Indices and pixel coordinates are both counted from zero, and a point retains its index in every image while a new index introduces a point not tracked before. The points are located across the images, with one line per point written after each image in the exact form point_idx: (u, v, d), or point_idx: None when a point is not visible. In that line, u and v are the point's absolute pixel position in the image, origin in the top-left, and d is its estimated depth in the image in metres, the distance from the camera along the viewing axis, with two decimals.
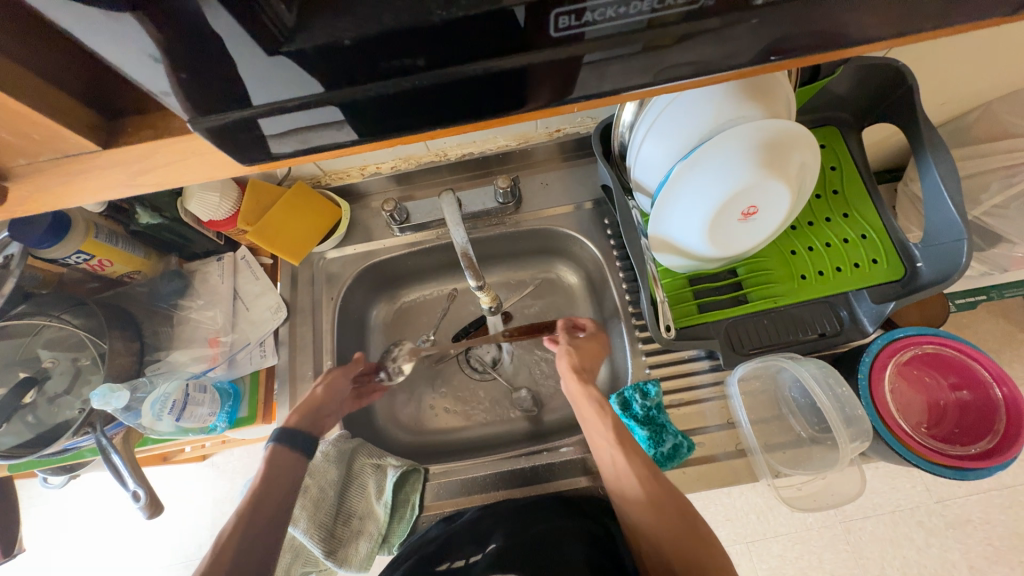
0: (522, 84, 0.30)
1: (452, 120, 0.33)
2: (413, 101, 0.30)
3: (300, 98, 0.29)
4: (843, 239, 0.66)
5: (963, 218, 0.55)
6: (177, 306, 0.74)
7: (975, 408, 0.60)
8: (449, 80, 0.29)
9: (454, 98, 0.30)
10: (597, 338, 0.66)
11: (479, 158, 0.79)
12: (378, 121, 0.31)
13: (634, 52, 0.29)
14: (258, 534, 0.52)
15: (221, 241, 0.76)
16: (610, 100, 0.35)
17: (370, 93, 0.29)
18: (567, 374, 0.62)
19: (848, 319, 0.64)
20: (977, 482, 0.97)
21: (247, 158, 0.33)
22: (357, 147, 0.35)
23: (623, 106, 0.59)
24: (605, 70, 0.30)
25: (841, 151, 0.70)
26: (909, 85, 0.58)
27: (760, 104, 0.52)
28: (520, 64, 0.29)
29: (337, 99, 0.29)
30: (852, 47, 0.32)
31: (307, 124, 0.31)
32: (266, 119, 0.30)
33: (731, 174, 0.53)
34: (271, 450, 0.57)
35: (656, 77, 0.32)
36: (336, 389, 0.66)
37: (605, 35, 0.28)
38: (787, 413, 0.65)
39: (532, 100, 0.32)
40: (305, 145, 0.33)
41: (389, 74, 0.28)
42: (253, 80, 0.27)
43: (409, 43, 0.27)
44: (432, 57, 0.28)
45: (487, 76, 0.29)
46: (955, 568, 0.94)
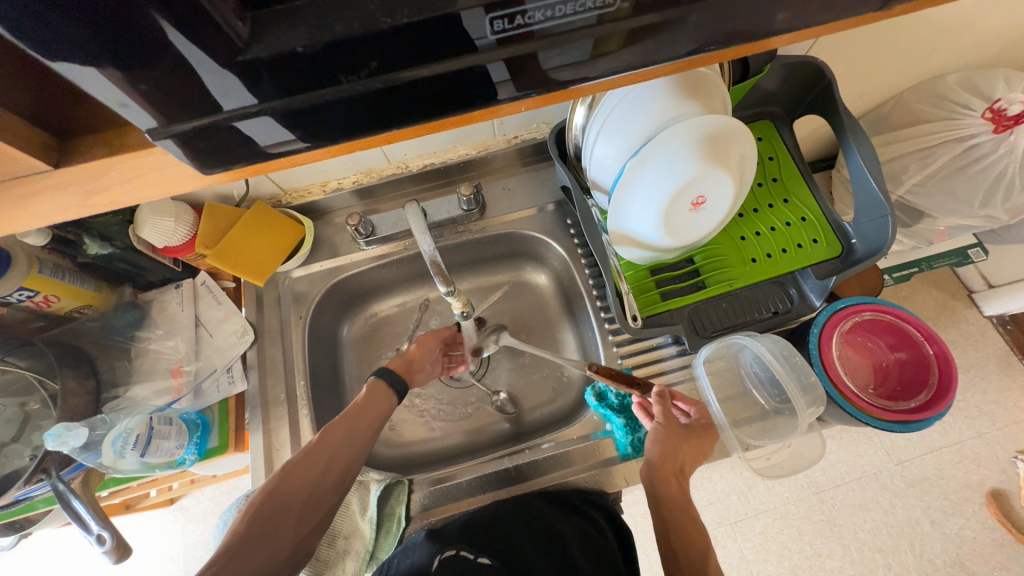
0: (475, 84, 0.32)
1: (403, 123, 0.34)
2: (368, 105, 0.31)
3: (264, 105, 0.29)
4: (786, 222, 0.72)
5: (885, 196, 0.61)
6: (134, 338, 0.71)
7: (912, 365, 0.66)
8: (397, 84, 0.30)
9: (407, 101, 0.32)
10: (699, 436, 0.60)
11: (441, 168, 0.80)
12: (336, 126, 0.32)
13: (572, 53, 0.32)
14: (339, 454, 0.53)
15: (179, 267, 0.74)
16: (551, 98, 0.37)
17: (325, 98, 0.30)
18: (661, 470, 0.56)
19: (796, 296, 0.69)
20: (928, 441, 1.04)
21: (214, 167, 0.33)
22: (318, 153, 0.36)
23: (574, 109, 0.63)
24: (551, 73, 0.33)
25: (776, 142, 0.76)
26: (829, 79, 0.64)
27: (699, 101, 0.56)
28: (469, 64, 0.30)
29: (298, 104, 0.30)
30: (769, 37, 0.35)
31: (274, 133, 0.32)
32: (247, 120, 0.30)
33: (679, 167, 0.57)
34: (374, 381, 0.59)
35: (601, 71, 0.34)
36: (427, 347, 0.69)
37: (543, 35, 0.30)
38: (751, 388, 0.68)
39: (483, 100, 0.34)
40: (275, 151, 0.34)
41: (344, 77, 0.29)
42: (212, 86, 0.28)
43: (357, 47, 0.28)
44: (379, 61, 0.29)
45: (437, 77, 0.31)
46: (919, 525, 1.01)
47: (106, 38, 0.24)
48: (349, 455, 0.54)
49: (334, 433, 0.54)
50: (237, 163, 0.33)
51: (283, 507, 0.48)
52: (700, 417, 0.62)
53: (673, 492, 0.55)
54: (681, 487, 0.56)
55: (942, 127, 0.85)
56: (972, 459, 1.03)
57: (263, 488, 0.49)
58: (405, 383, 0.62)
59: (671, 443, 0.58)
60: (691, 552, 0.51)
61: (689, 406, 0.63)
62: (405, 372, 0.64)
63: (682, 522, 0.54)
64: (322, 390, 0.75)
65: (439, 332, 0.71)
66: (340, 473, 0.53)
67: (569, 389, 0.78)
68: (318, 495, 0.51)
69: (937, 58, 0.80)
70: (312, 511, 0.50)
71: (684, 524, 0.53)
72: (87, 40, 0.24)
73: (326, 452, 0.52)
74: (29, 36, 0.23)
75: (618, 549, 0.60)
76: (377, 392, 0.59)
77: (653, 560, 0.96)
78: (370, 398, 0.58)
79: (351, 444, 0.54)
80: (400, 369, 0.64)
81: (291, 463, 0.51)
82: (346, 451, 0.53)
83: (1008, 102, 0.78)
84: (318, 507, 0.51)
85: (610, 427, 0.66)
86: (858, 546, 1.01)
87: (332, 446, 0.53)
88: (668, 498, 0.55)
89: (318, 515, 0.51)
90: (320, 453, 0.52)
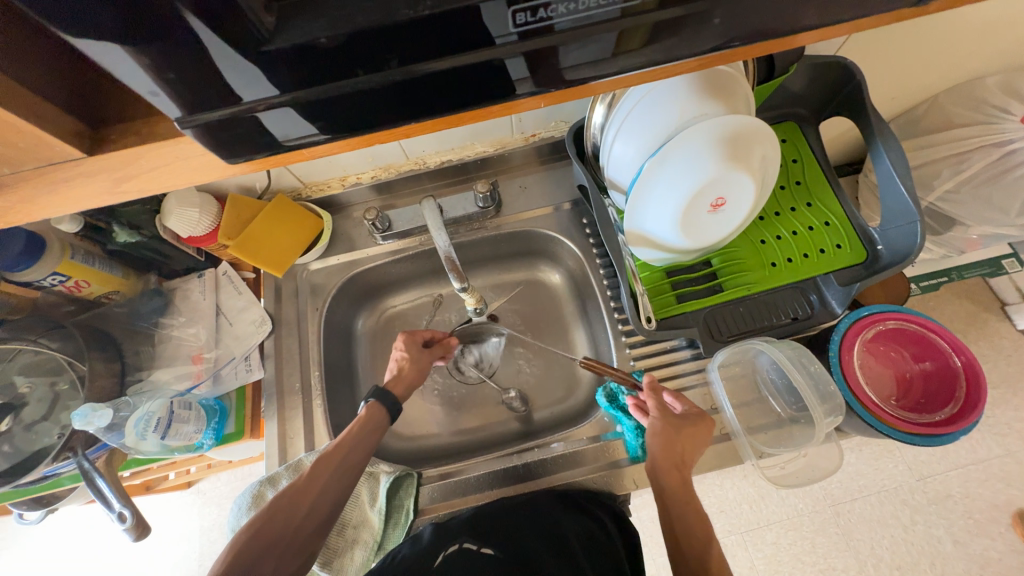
0: (494, 78, 0.32)
1: (423, 116, 0.34)
2: (386, 97, 0.32)
3: (287, 96, 0.30)
4: (808, 227, 0.70)
5: (916, 202, 0.58)
6: (158, 325, 0.73)
7: (938, 377, 0.64)
8: (414, 77, 0.31)
9: (424, 94, 0.32)
10: (696, 424, 0.58)
11: (458, 165, 0.80)
12: (354, 117, 0.33)
13: (594, 45, 0.31)
14: (327, 490, 0.55)
15: (202, 257, 0.76)
16: (570, 95, 0.37)
17: (344, 90, 0.30)
18: (662, 465, 0.55)
19: (817, 302, 0.67)
20: (953, 458, 1.01)
21: (236, 156, 0.34)
22: (339, 144, 0.36)
23: (593, 107, 0.62)
24: (572, 69, 0.33)
25: (801, 144, 0.74)
26: (858, 80, 0.63)
27: (722, 101, 0.55)
28: (488, 58, 0.31)
29: (318, 95, 0.30)
30: (801, 33, 0.34)
31: (295, 124, 0.32)
32: (270, 111, 0.31)
33: (699, 167, 0.56)
34: (368, 408, 0.61)
35: (622, 65, 0.33)
36: (421, 364, 0.69)
37: (566, 29, 0.30)
38: (767, 395, 0.67)
39: (500, 94, 0.34)
40: (296, 141, 0.34)
41: (365, 69, 0.30)
42: (237, 76, 0.28)
43: (375, 40, 0.28)
44: (398, 53, 0.29)
45: (454, 70, 0.31)
46: (940, 544, 0.97)
47: (137, 28, 0.25)
48: (332, 498, 0.55)
49: (322, 471, 0.55)
50: (260, 153, 0.34)
51: (266, 548, 0.49)
52: (692, 407, 0.60)
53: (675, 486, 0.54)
54: (683, 483, 0.54)
55: (977, 131, 0.82)
56: (1002, 479, 0.99)
57: (247, 527, 0.50)
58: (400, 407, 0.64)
59: (670, 436, 0.56)
60: (695, 546, 0.51)
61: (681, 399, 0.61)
62: (405, 396, 0.66)
63: (687, 517, 0.52)
64: (335, 382, 0.76)
65: (414, 336, 0.70)
66: (324, 514, 0.54)
67: (580, 389, 0.78)
68: (303, 537, 0.52)
69: (976, 61, 0.77)
70: (295, 552, 0.51)
71: (689, 517, 0.52)
72: (119, 29, 0.24)
73: (312, 489, 0.54)
74: (68, 25, 0.24)
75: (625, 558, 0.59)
76: (371, 419, 0.61)
77: (662, 565, 0.95)
78: (362, 426, 0.60)
79: (338, 482, 0.56)
80: (402, 393, 0.66)
81: (278, 499, 0.52)
82: (330, 490, 0.55)
83: None
84: (302, 546, 0.52)
85: (621, 429, 0.66)
86: (875, 562, 0.98)
87: (320, 483, 0.55)
88: (671, 492, 0.54)
89: (300, 555, 0.52)
90: (307, 492, 0.54)
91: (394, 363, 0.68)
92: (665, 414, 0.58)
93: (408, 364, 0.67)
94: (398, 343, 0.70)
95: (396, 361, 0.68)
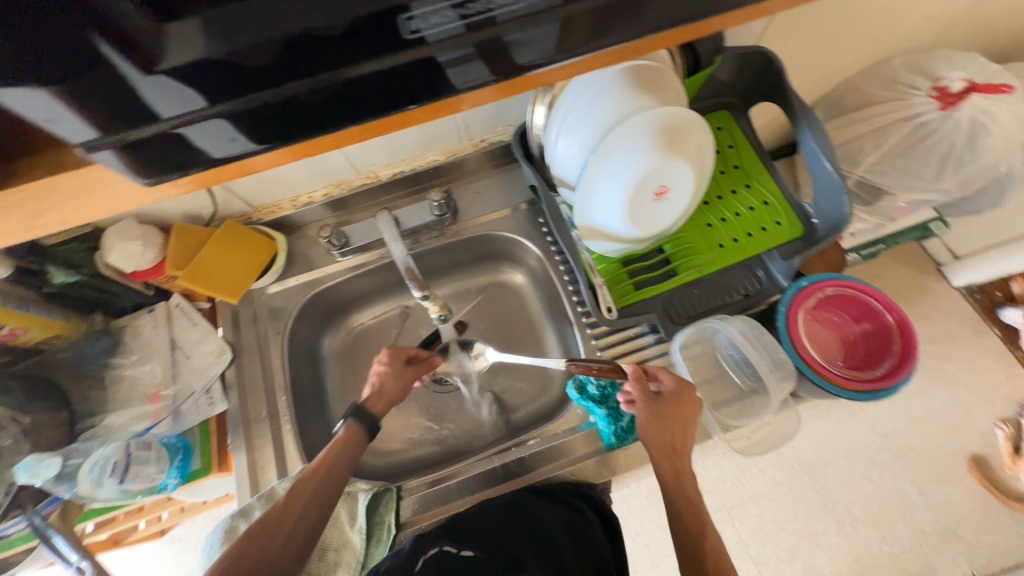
0: (427, 76, 0.34)
1: (358, 120, 0.35)
2: (319, 102, 0.33)
3: (219, 107, 0.31)
4: (749, 207, 0.74)
5: (840, 174, 0.63)
6: (108, 366, 0.70)
7: (876, 335, 0.69)
8: (346, 80, 0.32)
9: (358, 98, 0.34)
10: (680, 402, 0.60)
11: (411, 175, 0.81)
12: (287, 123, 0.34)
13: (535, 35, 0.33)
14: (304, 516, 0.53)
15: (150, 291, 0.72)
16: (519, 86, 0.37)
17: (272, 98, 0.32)
18: (655, 455, 0.58)
19: (764, 277, 0.71)
20: (910, 412, 1.08)
21: (160, 175, 0.34)
22: (277, 157, 0.37)
23: (533, 110, 0.65)
24: (522, 56, 0.34)
25: (735, 131, 0.78)
26: (777, 66, 0.67)
27: (654, 94, 0.58)
28: (419, 56, 0.32)
29: (249, 103, 0.32)
30: (709, 17, 0.36)
31: (223, 136, 0.33)
32: (193, 126, 0.32)
33: (638, 157, 0.58)
34: (345, 428, 0.61)
35: (559, 54, 0.35)
36: (402, 379, 0.68)
37: (507, 19, 0.31)
38: (728, 370, 0.69)
39: (432, 92, 0.35)
40: (226, 155, 0.35)
41: (294, 75, 0.31)
42: (160, 93, 0.29)
43: (300, 48, 0.30)
44: (323, 58, 0.31)
45: (385, 71, 0.32)
46: (908, 495, 1.03)
47: (34, 55, 0.25)
48: (310, 523, 0.53)
49: (297, 498, 0.54)
50: (195, 165, 0.35)
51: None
52: (673, 380, 0.62)
53: (670, 476, 0.57)
54: (677, 470, 0.57)
55: (890, 107, 0.90)
56: (954, 427, 1.06)
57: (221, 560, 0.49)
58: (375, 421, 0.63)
59: (658, 425, 0.59)
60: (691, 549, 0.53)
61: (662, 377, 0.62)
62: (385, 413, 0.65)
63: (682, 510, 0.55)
64: (304, 406, 0.75)
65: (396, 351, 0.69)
66: (303, 538, 0.53)
67: (553, 385, 0.79)
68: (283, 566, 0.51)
69: (882, 43, 0.84)
70: None
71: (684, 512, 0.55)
72: (13, 59, 0.25)
73: (290, 514, 0.53)
74: None
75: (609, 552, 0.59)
76: (350, 438, 0.60)
77: (656, 551, 0.98)
78: (340, 445, 0.59)
79: (316, 508, 0.55)
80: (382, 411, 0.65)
81: (253, 529, 0.51)
82: (308, 515, 0.54)
83: (948, 80, 0.86)
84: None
85: (593, 418, 0.66)
86: (852, 521, 1.03)
87: (297, 509, 0.53)
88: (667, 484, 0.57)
89: None
90: (279, 524, 0.52)
91: (375, 377, 0.67)
92: (651, 404, 0.60)
93: (390, 378, 0.67)
94: (381, 356, 0.69)
95: (377, 374, 0.67)
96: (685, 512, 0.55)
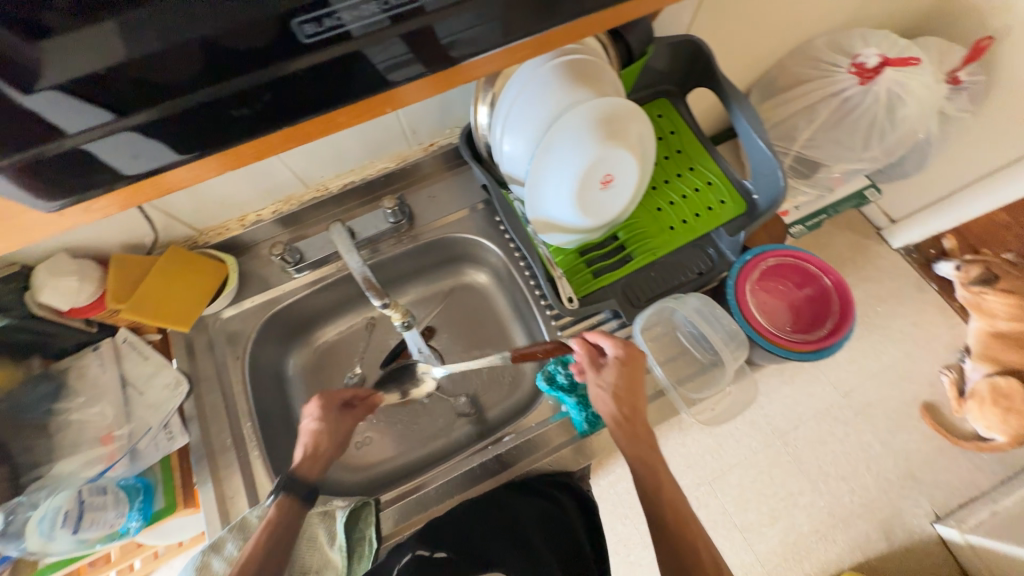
0: (353, 73, 0.33)
1: (285, 121, 0.35)
2: (239, 107, 0.32)
3: (130, 122, 0.31)
4: (694, 189, 0.77)
5: (772, 151, 0.66)
6: (52, 413, 0.65)
7: (817, 298, 0.74)
8: (271, 80, 0.32)
9: (291, 94, 0.33)
10: (628, 365, 0.62)
11: (362, 185, 0.79)
12: (207, 132, 0.33)
13: (465, 26, 0.33)
14: None
15: (94, 328, 0.68)
16: (455, 77, 0.37)
17: (191, 105, 0.31)
18: (609, 422, 0.60)
19: (715, 255, 0.74)
20: (865, 368, 1.15)
21: (72, 192, 0.33)
22: (203, 165, 0.36)
23: (476, 110, 0.65)
24: (453, 49, 0.35)
25: (675, 117, 0.81)
26: (706, 53, 0.70)
27: (593, 85, 0.59)
28: (350, 50, 0.32)
29: (168, 110, 0.31)
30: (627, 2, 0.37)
31: (139, 149, 0.32)
32: (103, 140, 0.31)
33: (582, 149, 0.59)
34: (278, 503, 0.56)
35: (495, 42, 0.35)
36: (336, 431, 0.64)
37: (436, 9, 0.31)
38: (689, 347, 0.72)
39: (366, 86, 0.34)
40: (150, 168, 0.34)
41: (203, 83, 0.30)
42: (60, 110, 0.28)
43: (199, 55, 0.29)
44: (234, 62, 0.30)
45: (303, 72, 0.32)
46: (871, 447, 1.10)
47: None
48: None
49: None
50: (115, 183, 0.34)
51: None
52: (619, 346, 0.63)
53: (626, 443, 0.59)
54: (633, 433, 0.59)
55: (816, 85, 0.96)
56: (905, 378, 1.14)
57: None
58: (310, 485, 0.59)
59: (608, 393, 0.61)
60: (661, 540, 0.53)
61: (609, 344, 0.63)
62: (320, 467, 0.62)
63: (652, 495, 0.56)
64: (272, 430, 0.73)
65: (328, 400, 0.65)
66: None
67: (525, 380, 0.80)
68: None
69: (802, 26, 0.89)
70: None
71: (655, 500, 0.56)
72: None
73: None
74: None
75: (586, 545, 0.62)
76: (283, 512, 0.56)
77: (645, 530, 1.00)
78: (275, 523, 0.55)
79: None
80: (313, 470, 0.61)
81: None
82: None
83: (864, 57, 0.90)
84: None
85: (565, 408, 0.67)
86: (825, 478, 1.08)
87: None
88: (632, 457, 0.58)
89: None
90: None
91: (307, 432, 0.63)
92: (598, 372, 0.62)
93: (324, 441, 0.63)
94: (312, 405, 0.65)
95: (309, 429, 0.63)
96: (653, 492, 0.56)
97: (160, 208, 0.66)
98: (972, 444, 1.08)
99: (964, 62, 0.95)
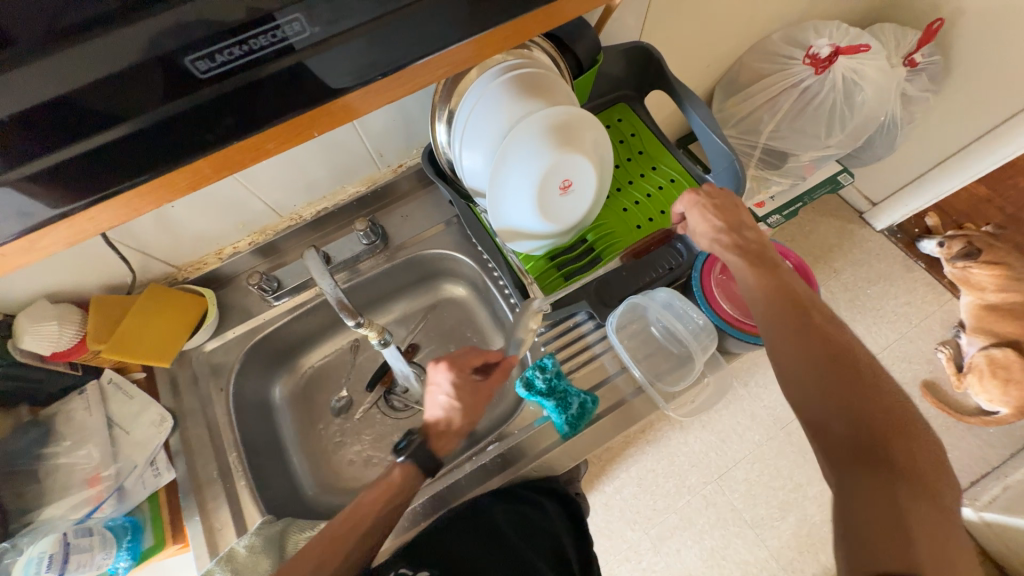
0: (285, 90, 0.33)
1: (216, 147, 0.34)
2: (170, 138, 0.33)
3: (66, 155, 0.31)
4: (658, 187, 0.79)
5: (727, 143, 0.68)
6: (39, 458, 0.65)
7: None
8: (194, 108, 0.32)
9: (219, 119, 0.33)
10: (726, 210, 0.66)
11: (335, 210, 0.81)
12: (136, 162, 0.33)
13: (390, 38, 0.34)
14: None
15: (78, 370, 0.69)
16: (408, 82, 0.38)
17: (121, 136, 0.31)
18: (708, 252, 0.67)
19: (683, 249, 0.73)
20: None
21: (17, 227, 0.33)
22: (142, 198, 0.36)
23: (435, 129, 0.67)
24: (380, 64, 0.35)
25: (634, 119, 0.83)
26: (657, 56, 0.73)
27: (543, 96, 0.60)
28: (292, 62, 0.32)
29: (93, 145, 0.31)
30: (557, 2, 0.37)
31: (77, 185, 0.32)
32: (43, 178, 0.31)
33: (537, 158, 0.61)
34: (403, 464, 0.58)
35: (424, 51, 0.36)
36: (467, 397, 0.62)
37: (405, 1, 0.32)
38: (662, 342, 0.74)
39: (296, 106, 0.35)
40: (89, 201, 0.34)
41: (125, 115, 0.30)
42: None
43: (107, 89, 0.29)
44: (149, 95, 0.30)
45: (222, 96, 0.32)
46: None
47: None
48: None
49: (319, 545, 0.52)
50: (60, 216, 0.34)
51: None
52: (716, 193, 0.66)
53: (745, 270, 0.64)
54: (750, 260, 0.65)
55: (777, 77, 0.97)
56: (902, 358, 1.14)
57: None
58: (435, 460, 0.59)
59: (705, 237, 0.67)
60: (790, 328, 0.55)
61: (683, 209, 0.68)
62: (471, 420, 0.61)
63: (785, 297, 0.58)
64: (262, 459, 0.74)
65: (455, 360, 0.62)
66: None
67: (509, 390, 0.80)
68: None
69: (755, 22, 0.91)
70: None
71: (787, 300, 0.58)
72: None
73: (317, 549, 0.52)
74: None
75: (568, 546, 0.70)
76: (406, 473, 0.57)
77: None
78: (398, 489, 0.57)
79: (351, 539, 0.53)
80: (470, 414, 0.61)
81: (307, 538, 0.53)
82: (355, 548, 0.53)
83: (817, 47, 0.92)
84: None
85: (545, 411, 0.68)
86: None
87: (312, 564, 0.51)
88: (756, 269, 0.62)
89: None
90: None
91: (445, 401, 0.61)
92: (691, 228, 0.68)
93: (459, 412, 0.61)
94: (438, 369, 0.62)
95: (447, 394, 0.61)
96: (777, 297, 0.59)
97: (134, 247, 0.68)
98: (976, 420, 1.05)
99: (919, 44, 0.94)
